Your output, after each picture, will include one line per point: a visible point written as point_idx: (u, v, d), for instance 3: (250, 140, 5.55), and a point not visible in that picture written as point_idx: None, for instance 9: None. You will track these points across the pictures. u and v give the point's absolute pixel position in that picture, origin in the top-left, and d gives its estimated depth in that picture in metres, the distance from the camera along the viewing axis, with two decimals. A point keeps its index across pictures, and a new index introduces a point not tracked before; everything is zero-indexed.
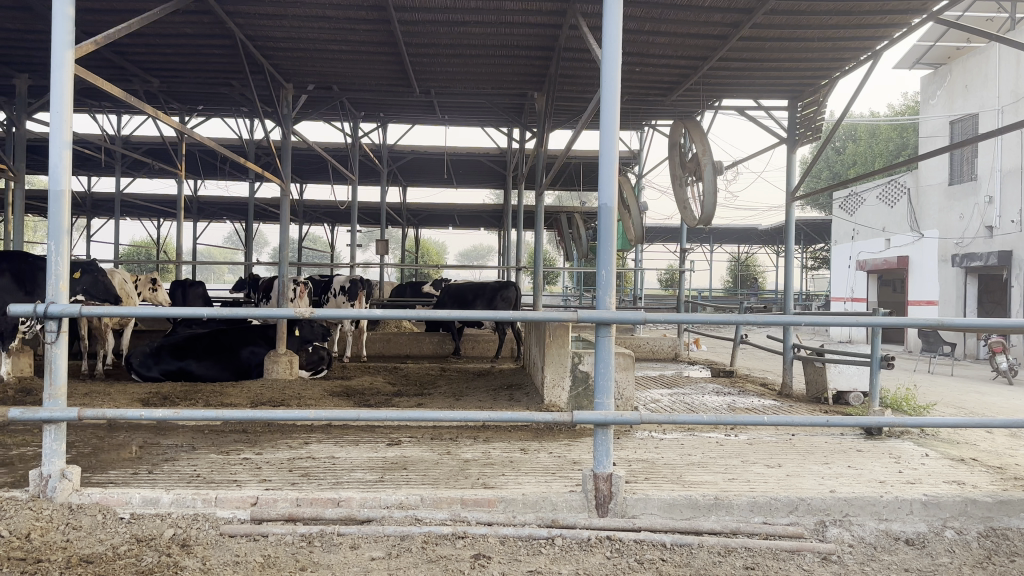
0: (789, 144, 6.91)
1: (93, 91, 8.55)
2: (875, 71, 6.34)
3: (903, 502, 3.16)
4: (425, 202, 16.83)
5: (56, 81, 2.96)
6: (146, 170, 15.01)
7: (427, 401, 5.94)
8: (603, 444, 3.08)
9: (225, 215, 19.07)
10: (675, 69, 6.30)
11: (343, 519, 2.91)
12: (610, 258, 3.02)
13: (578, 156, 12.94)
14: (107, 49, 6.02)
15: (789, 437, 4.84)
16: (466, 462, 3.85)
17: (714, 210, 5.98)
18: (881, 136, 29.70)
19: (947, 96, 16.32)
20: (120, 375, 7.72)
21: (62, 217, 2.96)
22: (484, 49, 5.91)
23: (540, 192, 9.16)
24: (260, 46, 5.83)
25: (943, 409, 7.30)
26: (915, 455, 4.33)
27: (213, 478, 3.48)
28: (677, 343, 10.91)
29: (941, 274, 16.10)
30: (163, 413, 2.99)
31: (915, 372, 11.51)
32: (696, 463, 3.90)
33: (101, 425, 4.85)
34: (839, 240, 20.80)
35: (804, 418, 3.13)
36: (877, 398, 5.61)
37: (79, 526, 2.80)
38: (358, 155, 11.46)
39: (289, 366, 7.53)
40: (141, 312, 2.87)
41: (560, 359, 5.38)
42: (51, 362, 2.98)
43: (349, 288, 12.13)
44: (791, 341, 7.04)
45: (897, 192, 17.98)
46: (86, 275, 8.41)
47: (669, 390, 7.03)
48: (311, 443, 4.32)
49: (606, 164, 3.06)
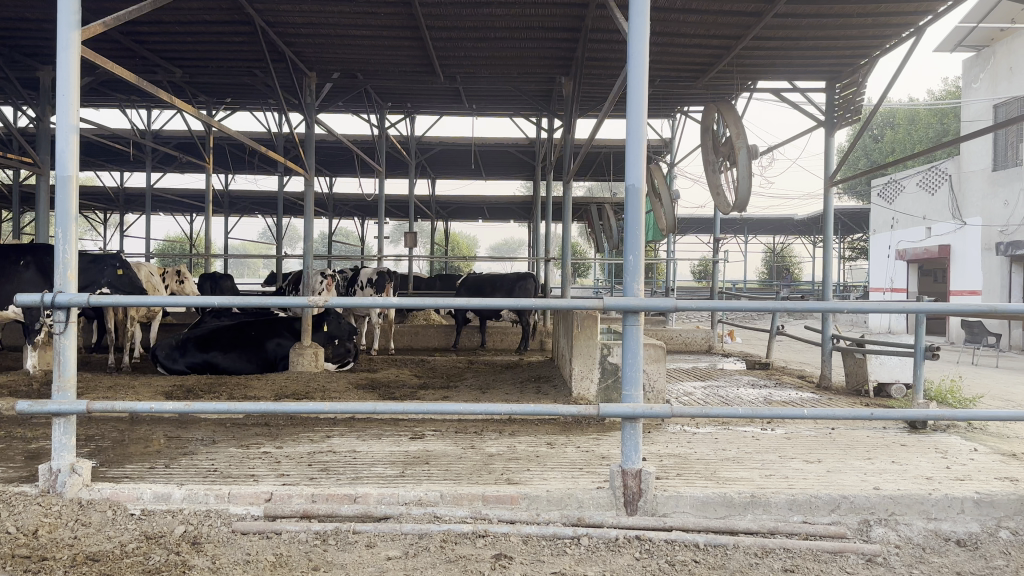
0: (827, 128, 6.68)
1: (117, 84, 8.58)
2: (917, 48, 6.05)
3: (954, 500, 2.95)
4: (454, 193, 16.69)
5: (62, 62, 2.87)
6: (176, 164, 15.10)
7: (453, 393, 5.83)
8: (632, 438, 2.92)
9: (256, 210, 19.14)
10: (705, 49, 6.07)
11: (360, 517, 2.79)
12: (638, 242, 2.85)
13: (607, 146, 12.73)
14: (127, 38, 5.98)
15: (828, 431, 4.64)
16: (490, 456, 3.72)
17: (749, 196, 5.76)
18: (921, 121, 28.93)
19: (991, 79, 15.79)
20: (148, 368, 7.72)
21: (70, 206, 2.87)
22: (507, 32, 5.75)
23: (568, 181, 8.93)
24: (279, 32, 5.74)
25: (991, 402, 7.03)
26: (964, 450, 4.10)
27: (230, 473, 3.38)
28: (711, 335, 10.68)
29: (984, 263, 15.61)
30: (174, 406, 2.86)
31: (959, 363, 11.15)
32: (731, 459, 3.73)
33: (121, 417, 4.80)
34: (878, 229, 20.31)
35: (844, 411, 2.93)
36: (922, 390, 5.35)
37: (89, 522, 2.72)
38: (386, 145, 11.31)
39: (315, 358, 7.37)
40: (149, 302, 2.75)
41: (589, 350, 5.23)
42: (60, 353, 2.89)
43: (376, 281, 12.02)
44: (829, 332, 6.79)
45: (937, 179, 17.46)
46: (112, 267, 8.46)
47: (703, 382, 6.85)
48: (333, 437, 4.22)
49: (634, 143, 2.88)
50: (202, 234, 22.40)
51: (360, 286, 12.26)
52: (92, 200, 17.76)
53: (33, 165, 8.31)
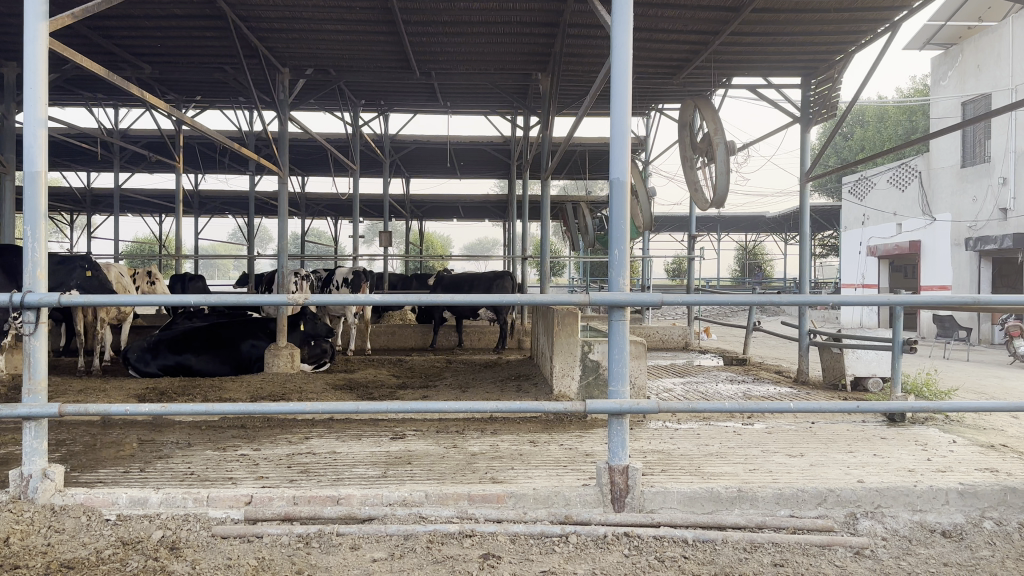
0: (803, 124, 6.73)
1: (84, 81, 8.41)
2: (892, 44, 6.10)
3: (938, 491, 2.96)
4: (429, 193, 16.60)
5: (29, 54, 2.78)
6: (145, 164, 14.86)
7: (433, 393, 5.78)
8: (619, 435, 2.89)
9: (228, 210, 18.91)
10: (682, 45, 6.07)
11: (343, 518, 2.73)
12: (623, 236, 2.82)
13: (582, 143, 12.73)
14: (95, 33, 5.85)
15: (808, 425, 4.66)
16: (473, 455, 3.67)
17: (727, 192, 5.77)
18: (890, 119, 29.34)
19: (959, 76, 16.03)
20: (118, 371, 7.56)
21: (39, 202, 2.77)
22: (485, 27, 5.71)
23: (545, 178, 8.90)
24: (253, 27, 5.65)
25: (965, 395, 7.13)
26: (942, 442, 4.14)
27: (207, 476, 3.31)
28: (687, 332, 10.73)
29: (953, 258, 15.84)
30: (150, 408, 2.78)
31: (932, 358, 11.30)
32: (714, 454, 3.72)
33: (93, 421, 4.69)
34: (849, 226, 20.56)
35: (829, 404, 2.93)
36: (900, 384, 5.39)
37: (62, 529, 2.63)
38: (359, 143, 11.19)
39: (291, 359, 7.23)
40: (123, 301, 2.67)
41: (569, 347, 5.20)
42: (30, 355, 2.79)
43: (351, 280, 11.91)
44: (806, 327, 6.82)
45: (907, 176, 17.69)
46: (81, 269, 8.30)
47: (682, 378, 6.86)
48: (311, 438, 4.14)
49: (618, 138, 2.85)
50: (172, 235, 22.08)
51: (335, 286, 12.14)
52: (58, 201, 17.43)
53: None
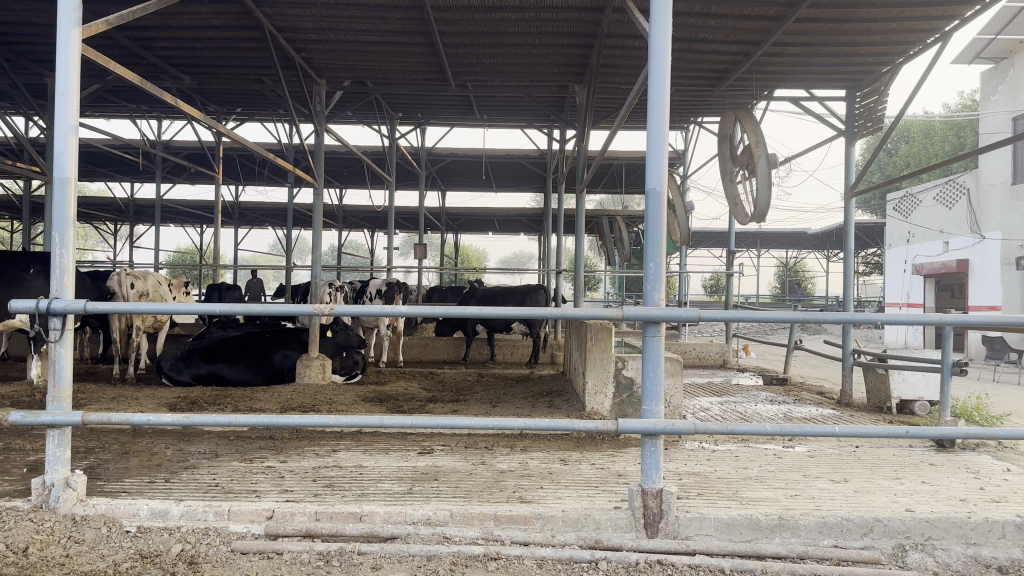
0: (847, 138, 6.55)
1: (127, 93, 8.53)
2: (941, 57, 5.91)
3: (994, 524, 2.77)
4: (465, 206, 16.59)
5: (62, 60, 2.77)
6: (187, 174, 15.08)
7: (463, 407, 5.70)
8: (653, 456, 2.77)
9: (267, 221, 19.08)
10: (724, 55, 5.94)
11: (366, 537, 2.64)
12: (659, 249, 2.70)
13: (620, 157, 12.60)
14: (135, 44, 5.91)
15: (852, 449, 4.48)
16: (501, 473, 3.57)
17: (768, 207, 5.61)
18: (936, 135, 28.70)
19: (1010, 91, 15.62)
20: (153, 380, 7.60)
21: (68, 208, 2.75)
22: (522, 37, 5.64)
23: (581, 192, 8.78)
24: (289, 38, 5.66)
25: (1018, 420, 6.82)
26: (996, 470, 3.93)
27: (232, 488, 3.25)
28: (726, 349, 10.51)
29: (1003, 278, 15.36)
30: (173, 418, 2.72)
31: (982, 381, 10.90)
32: (753, 478, 3.57)
33: (123, 430, 4.68)
34: (894, 243, 20.10)
35: (876, 429, 2.77)
36: (949, 407, 5.16)
37: (82, 540, 2.59)
38: (396, 155, 11.18)
39: (323, 370, 7.25)
40: (147, 308, 2.62)
41: (603, 363, 5.09)
42: (55, 362, 2.76)
43: (385, 292, 11.87)
44: (850, 346, 6.60)
45: (956, 193, 17.24)
46: (120, 277, 8.42)
47: (719, 398, 6.67)
48: (339, 452, 4.08)
49: (655, 149, 2.75)
50: (213, 246, 22.38)
51: (369, 298, 12.13)
52: (102, 211, 17.76)
53: (41, 174, 8.30)
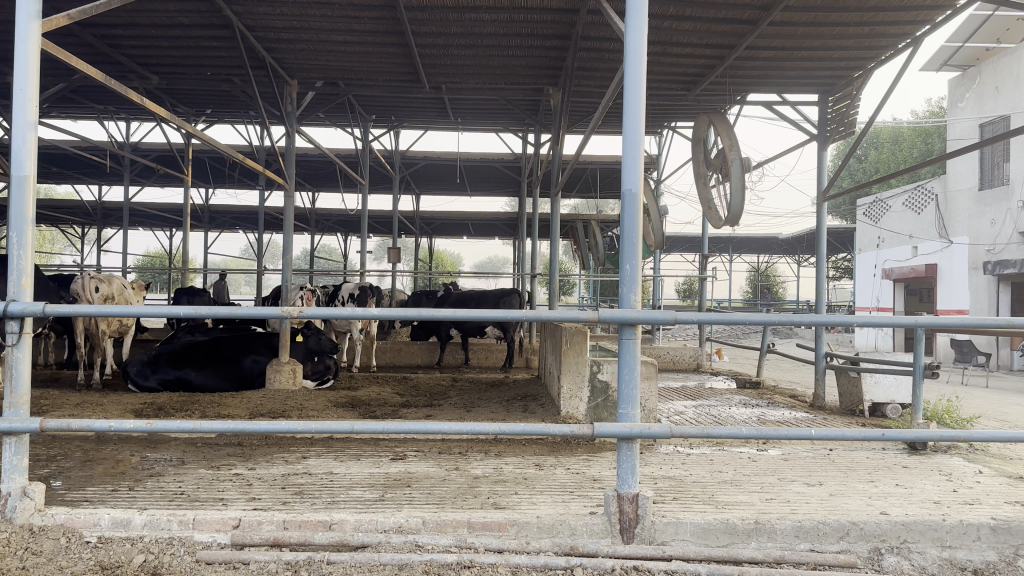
0: (820, 142, 6.59)
1: (93, 92, 8.35)
2: (913, 63, 5.96)
3: (969, 526, 2.77)
4: (439, 210, 16.50)
5: (20, 54, 2.67)
6: (155, 177, 14.83)
7: (436, 412, 5.63)
8: (628, 460, 2.73)
9: (238, 224, 18.84)
10: (698, 59, 5.95)
11: (335, 545, 2.56)
12: (635, 251, 2.66)
13: (595, 161, 12.60)
14: (101, 42, 5.78)
15: (826, 452, 4.48)
16: (476, 478, 3.51)
17: (742, 209, 5.61)
18: (905, 141, 29.13)
19: (977, 98, 15.89)
20: (118, 386, 7.44)
21: (26, 208, 2.65)
22: (496, 39, 5.60)
23: (555, 195, 8.75)
24: (260, 37, 5.56)
25: (986, 423, 6.90)
26: (968, 472, 3.95)
27: (198, 496, 3.16)
28: (699, 353, 10.52)
29: (971, 282, 15.61)
30: (135, 425, 2.62)
31: (950, 384, 11.01)
32: (729, 481, 3.55)
33: (87, 438, 4.55)
34: (864, 248, 20.35)
35: (853, 433, 2.74)
36: (921, 410, 5.18)
37: (40, 552, 2.49)
38: (369, 157, 11.07)
39: (293, 375, 7.14)
40: (108, 311, 2.53)
41: (578, 367, 5.06)
42: (12, 367, 2.66)
43: (358, 295, 11.77)
44: (823, 350, 6.63)
45: (924, 199, 17.48)
46: (85, 280, 8.25)
47: (693, 401, 6.67)
48: (308, 458, 3.99)
49: (631, 150, 2.71)
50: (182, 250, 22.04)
51: (341, 302, 12.01)
52: (67, 214, 17.43)
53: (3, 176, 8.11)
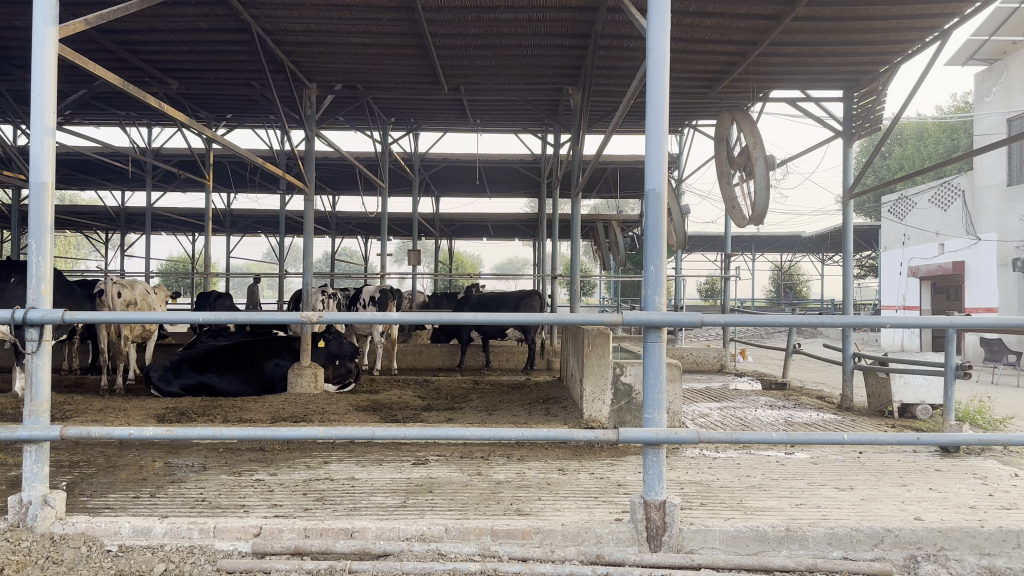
0: (845, 138, 6.48)
1: (115, 98, 8.41)
2: (940, 56, 5.84)
3: (1008, 533, 2.68)
4: (459, 212, 16.46)
5: (37, 60, 2.66)
6: (178, 182, 14.92)
7: (457, 416, 5.58)
8: (655, 466, 2.66)
9: (260, 228, 18.93)
10: (719, 55, 5.87)
11: (357, 554, 2.53)
12: (659, 252, 2.60)
13: (615, 161, 12.50)
14: (121, 48, 5.81)
15: (855, 454, 4.39)
16: (499, 484, 3.46)
17: (767, 207, 5.50)
18: (930, 137, 28.72)
19: (1004, 92, 15.62)
20: (141, 391, 7.47)
21: (44, 215, 2.64)
22: (515, 39, 5.55)
23: (575, 196, 8.66)
24: (277, 40, 5.56)
25: (1019, 424, 6.73)
26: (1004, 475, 3.85)
27: (219, 503, 3.14)
28: (723, 354, 10.40)
29: (999, 279, 15.31)
30: (155, 432, 2.59)
31: (980, 384, 10.79)
32: (757, 486, 3.47)
33: (109, 443, 4.55)
34: (890, 246, 20.07)
35: (888, 436, 2.65)
36: (953, 411, 5.06)
37: (61, 560, 2.47)
38: (388, 159, 11.04)
39: (314, 379, 7.13)
40: (127, 317, 2.50)
41: (600, 369, 5.00)
42: (32, 375, 2.65)
43: (378, 299, 11.77)
44: (850, 350, 6.51)
45: (950, 195, 17.22)
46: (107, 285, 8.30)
47: (718, 403, 6.58)
48: (330, 463, 3.96)
49: (655, 149, 2.65)
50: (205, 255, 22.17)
51: (361, 305, 12.01)
52: (92, 220, 17.60)
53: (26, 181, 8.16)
